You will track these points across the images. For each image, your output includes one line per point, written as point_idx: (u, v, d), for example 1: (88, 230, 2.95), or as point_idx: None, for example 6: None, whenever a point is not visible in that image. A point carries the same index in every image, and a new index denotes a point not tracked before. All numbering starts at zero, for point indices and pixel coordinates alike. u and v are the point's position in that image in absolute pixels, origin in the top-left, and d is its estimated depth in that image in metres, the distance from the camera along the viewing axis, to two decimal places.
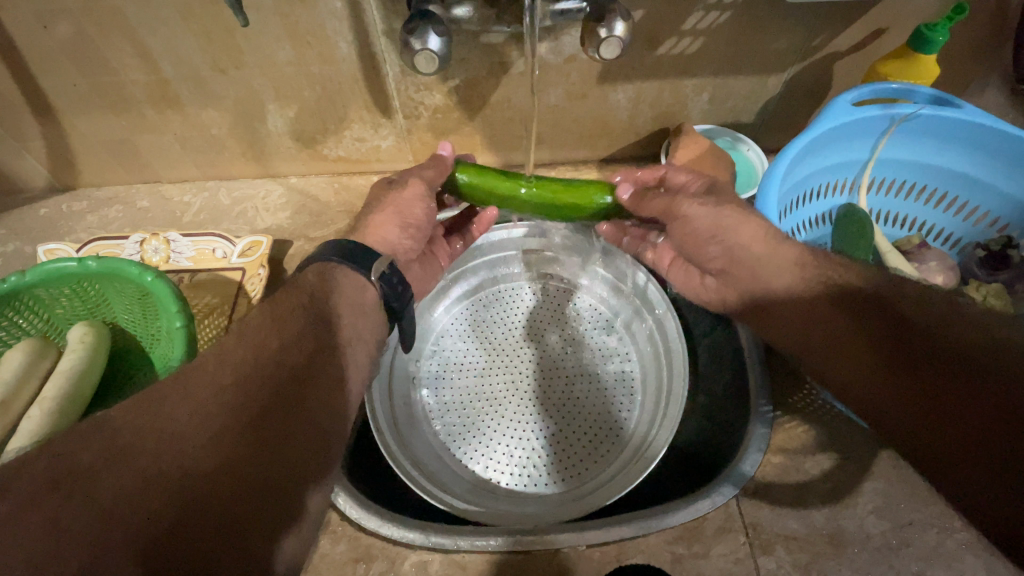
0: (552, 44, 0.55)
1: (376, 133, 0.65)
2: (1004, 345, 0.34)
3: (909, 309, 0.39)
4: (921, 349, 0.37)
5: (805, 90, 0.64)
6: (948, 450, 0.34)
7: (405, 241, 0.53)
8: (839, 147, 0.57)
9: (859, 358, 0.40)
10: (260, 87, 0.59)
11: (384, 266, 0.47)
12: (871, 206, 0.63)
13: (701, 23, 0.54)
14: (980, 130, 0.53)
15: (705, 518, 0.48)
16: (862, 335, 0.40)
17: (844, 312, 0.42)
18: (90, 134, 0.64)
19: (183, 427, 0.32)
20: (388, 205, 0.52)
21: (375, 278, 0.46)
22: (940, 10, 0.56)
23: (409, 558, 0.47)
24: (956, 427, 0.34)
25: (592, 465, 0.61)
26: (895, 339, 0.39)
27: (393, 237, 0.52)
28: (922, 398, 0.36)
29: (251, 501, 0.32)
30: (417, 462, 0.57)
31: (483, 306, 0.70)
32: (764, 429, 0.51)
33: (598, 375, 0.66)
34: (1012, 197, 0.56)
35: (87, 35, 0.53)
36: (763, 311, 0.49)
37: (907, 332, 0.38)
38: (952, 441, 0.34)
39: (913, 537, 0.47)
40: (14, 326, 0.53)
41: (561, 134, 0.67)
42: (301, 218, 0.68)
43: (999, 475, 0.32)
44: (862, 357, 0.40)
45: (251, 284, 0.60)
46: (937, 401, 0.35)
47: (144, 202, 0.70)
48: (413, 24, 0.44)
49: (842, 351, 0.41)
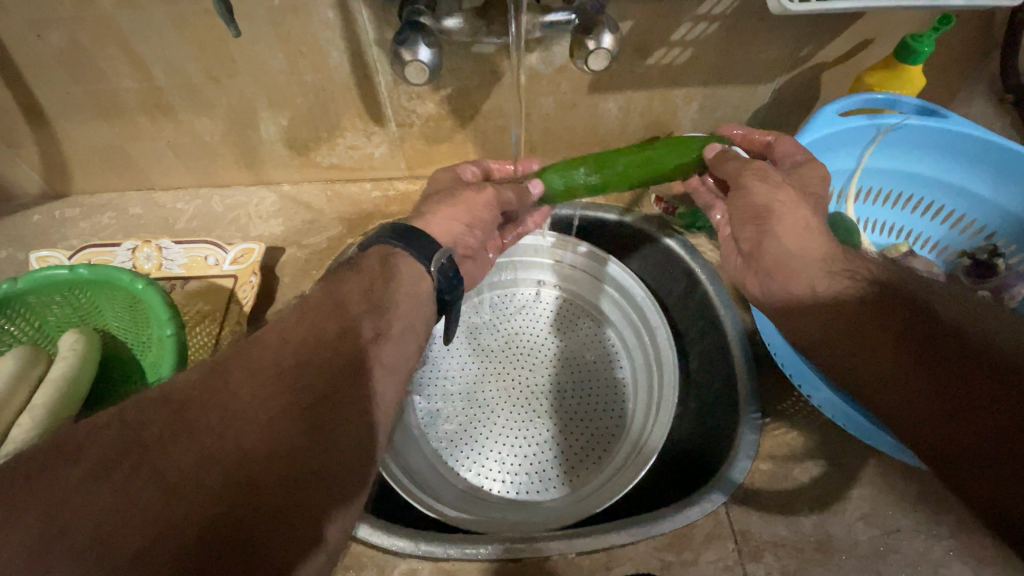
0: (542, 54, 0.55)
1: (369, 141, 0.65)
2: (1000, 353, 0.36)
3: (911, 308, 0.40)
4: (942, 352, 0.37)
5: (792, 100, 0.64)
6: (948, 447, 0.35)
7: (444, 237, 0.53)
8: (827, 155, 0.57)
9: (862, 357, 0.41)
10: (253, 96, 0.59)
11: (442, 258, 0.46)
12: (856, 215, 0.62)
13: (690, 34, 0.55)
14: (965, 138, 0.54)
15: (694, 525, 0.48)
16: (885, 329, 0.40)
17: (864, 307, 0.42)
18: (83, 141, 0.64)
19: (204, 427, 0.31)
20: (460, 200, 0.51)
21: (433, 271, 0.45)
22: (924, 22, 0.56)
23: (399, 565, 0.47)
24: (955, 427, 0.35)
25: (584, 472, 0.61)
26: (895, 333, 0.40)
27: (459, 232, 0.51)
28: (931, 396, 0.37)
29: (274, 497, 0.31)
30: (409, 470, 0.57)
31: (476, 312, 0.70)
32: (752, 436, 0.51)
33: (589, 381, 0.66)
34: (996, 205, 0.57)
35: (80, 44, 0.53)
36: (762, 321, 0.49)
37: (929, 333, 0.39)
38: (950, 440, 0.35)
39: (900, 543, 0.47)
40: (5, 333, 0.53)
41: (554, 141, 0.67)
42: (294, 225, 0.68)
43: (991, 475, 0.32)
44: (877, 352, 0.40)
45: (243, 292, 0.60)
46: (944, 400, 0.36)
47: (137, 210, 0.70)
48: (404, 35, 0.44)
49: (858, 345, 0.41)
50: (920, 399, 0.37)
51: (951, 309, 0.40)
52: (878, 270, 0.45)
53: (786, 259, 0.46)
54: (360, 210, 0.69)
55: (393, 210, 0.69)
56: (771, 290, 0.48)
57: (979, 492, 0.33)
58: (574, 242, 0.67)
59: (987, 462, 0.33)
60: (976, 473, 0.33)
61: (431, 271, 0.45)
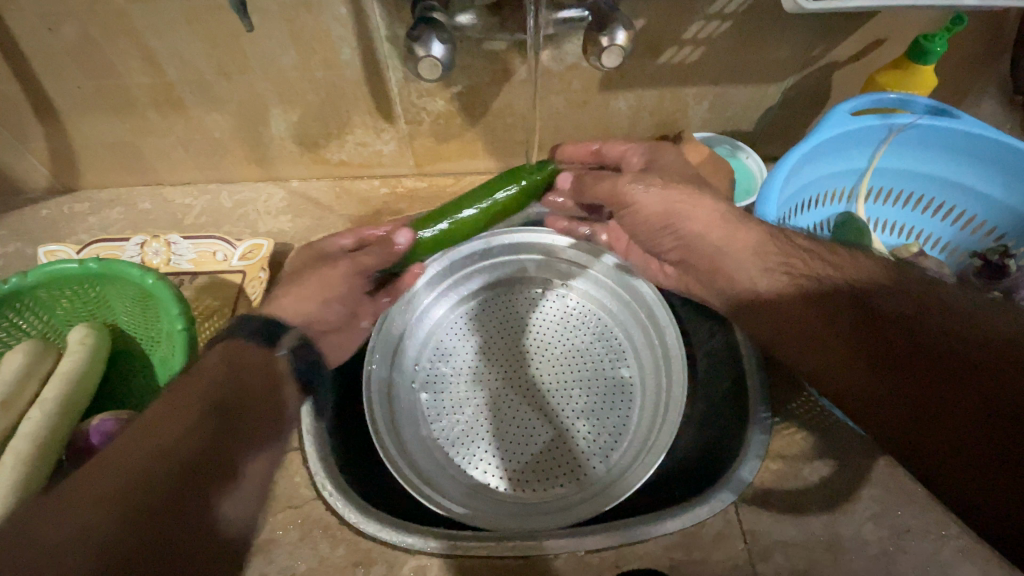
0: (554, 52, 0.56)
1: (378, 138, 0.65)
2: (994, 341, 0.37)
3: (899, 306, 0.41)
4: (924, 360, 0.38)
5: (803, 100, 0.64)
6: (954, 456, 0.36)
7: (326, 312, 0.57)
8: (836, 155, 0.57)
9: (853, 367, 0.42)
10: (263, 92, 0.59)
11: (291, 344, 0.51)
12: (867, 215, 0.63)
13: (702, 32, 0.55)
14: (978, 140, 0.54)
15: (704, 524, 0.48)
16: (872, 338, 0.41)
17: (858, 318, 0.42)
18: (93, 136, 0.64)
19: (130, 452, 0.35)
20: (314, 279, 0.57)
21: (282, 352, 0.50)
22: (937, 22, 0.56)
23: (409, 562, 0.47)
24: (960, 431, 0.36)
25: (592, 470, 0.61)
26: (886, 337, 0.40)
27: (313, 310, 0.56)
28: (926, 405, 0.38)
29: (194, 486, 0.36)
30: (417, 467, 0.58)
31: (483, 308, 0.70)
32: (762, 436, 0.52)
33: (597, 378, 0.66)
34: (1008, 206, 0.57)
35: (91, 37, 0.53)
36: (769, 324, 0.49)
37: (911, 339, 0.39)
38: (958, 444, 0.36)
39: (910, 544, 0.47)
40: (14, 327, 0.53)
41: (563, 141, 0.67)
42: (303, 222, 0.68)
43: (1008, 480, 0.34)
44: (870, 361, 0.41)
45: (252, 288, 0.60)
46: (941, 409, 0.37)
47: (146, 205, 0.70)
48: (418, 31, 0.44)
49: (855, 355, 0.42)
50: (922, 405, 0.38)
51: (955, 297, 0.40)
52: (887, 264, 0.44)
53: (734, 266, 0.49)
54: (368, 207, 0.69)
55: (400, 208, 0.69)
56: (759, 293, 0.49)
57: (994, 495, 0.34)
58: None
59: (995, 468, 0.34)
60: (991, 479, 0.34)
61: (279, 355, 0.50)
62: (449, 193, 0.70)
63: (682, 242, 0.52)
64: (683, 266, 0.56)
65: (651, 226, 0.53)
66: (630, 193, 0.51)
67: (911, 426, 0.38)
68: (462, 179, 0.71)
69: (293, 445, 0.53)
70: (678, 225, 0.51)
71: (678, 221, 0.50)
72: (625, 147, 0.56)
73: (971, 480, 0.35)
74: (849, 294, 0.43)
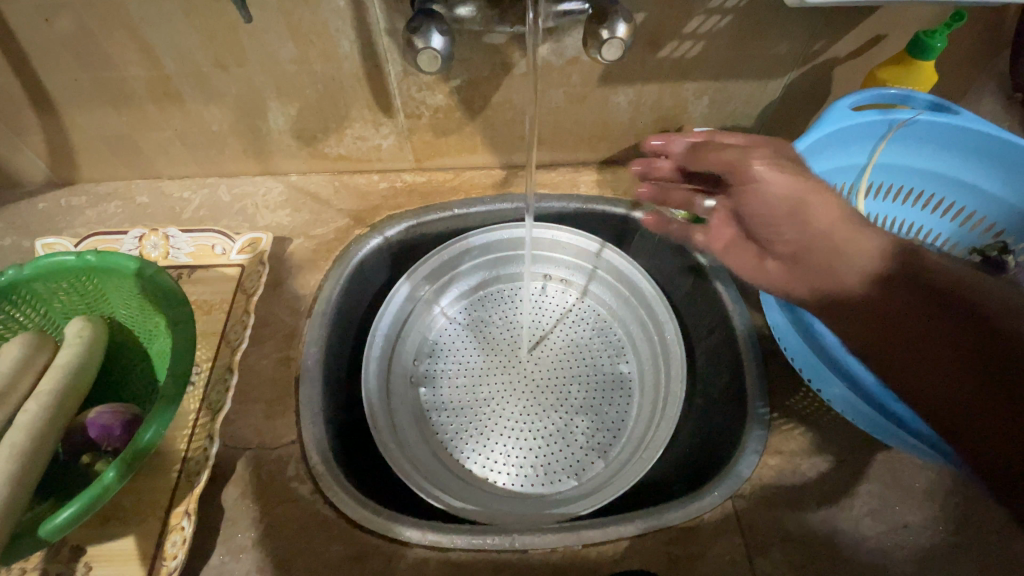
0: (553, 46, 0.56)
1: (377, 133, 0.65)
2: None
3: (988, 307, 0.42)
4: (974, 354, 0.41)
5: (804, 96, 0.64)
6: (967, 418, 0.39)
7: None
8: (837, 151, 0.56)
9: (926, 357, 0.43)
10: (261, 85, 0.59)
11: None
12: (868, 211, 0.61)
13: (703, 26, 0.55)
14: (977, 136, 0.54)
15: (701, 519, 0.48)
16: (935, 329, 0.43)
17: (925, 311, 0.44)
18: (91, 128, 0.64)
19: None
20: None
21: None
22: (937, 18, 0.56)
23: (406, 557, 0.46)
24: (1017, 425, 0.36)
25: (591, 465, 0.61)
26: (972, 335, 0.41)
27: None
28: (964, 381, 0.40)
29: None
30: (415, 462, 0.58)
31: (483, 305, 0.71)
32: (761, 431, 0.52)
33: (596, 374, 0.66)
34: (1008, 204, 0.57)
35: (90, 29, 0.53)
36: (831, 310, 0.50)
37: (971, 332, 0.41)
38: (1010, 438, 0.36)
39: (907, 539, 0.47)
40: (10, 320, 0.53)
41: (564, 136, 0.67)
42: (302, 215, 0.67)
43: None
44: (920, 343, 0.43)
45: (250, 281, 0.59)
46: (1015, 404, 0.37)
47: (143, 198, 0.69)
48: (417, 23, 0.44)
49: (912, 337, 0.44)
50: (989, 401, 0.39)
51: None
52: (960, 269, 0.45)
53: (850, 266, 0.48)
54: (366, 201, 0.68)
55: (399, 202, 0.67)
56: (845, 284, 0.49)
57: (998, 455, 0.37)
58: (582, 236, 0.67)
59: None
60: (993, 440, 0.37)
61: None
62: (448, 187, 0.69)
63: (804, 235, 0.50)
64: (793, 263, 0.52)
65: (774, 214, 0.50)
66: (755, 171, 0.49)
67: (968, 418, 0.39)
68: (461, 174, 0.70)
69: (287, 439, 0.52)
70: (806, 214, 0.49)
71: (805, 211, 0.49)
72: (740, 138, 0.53)
73: (988, 451, 0.37)
74: (928, 289, 0.44)
